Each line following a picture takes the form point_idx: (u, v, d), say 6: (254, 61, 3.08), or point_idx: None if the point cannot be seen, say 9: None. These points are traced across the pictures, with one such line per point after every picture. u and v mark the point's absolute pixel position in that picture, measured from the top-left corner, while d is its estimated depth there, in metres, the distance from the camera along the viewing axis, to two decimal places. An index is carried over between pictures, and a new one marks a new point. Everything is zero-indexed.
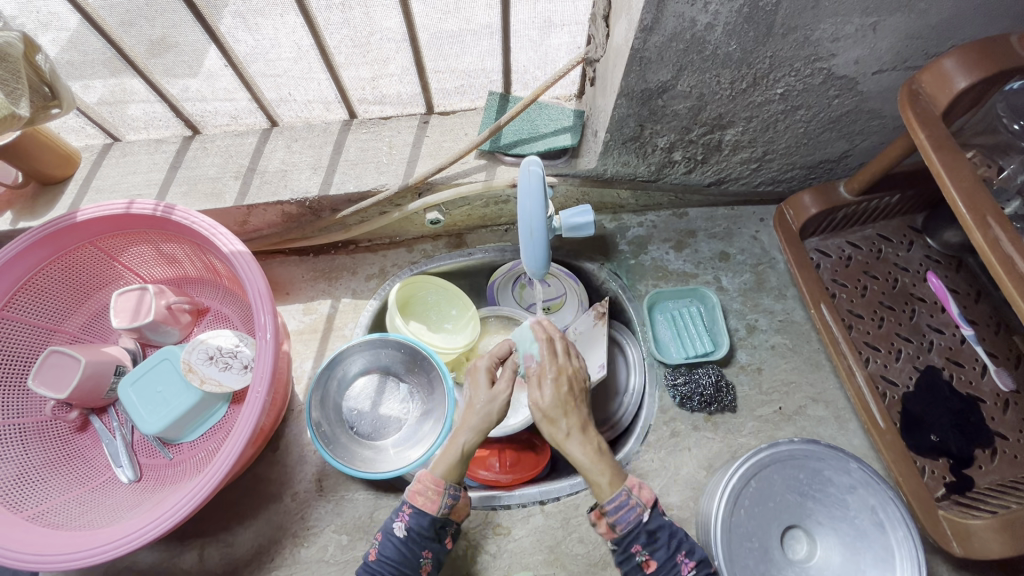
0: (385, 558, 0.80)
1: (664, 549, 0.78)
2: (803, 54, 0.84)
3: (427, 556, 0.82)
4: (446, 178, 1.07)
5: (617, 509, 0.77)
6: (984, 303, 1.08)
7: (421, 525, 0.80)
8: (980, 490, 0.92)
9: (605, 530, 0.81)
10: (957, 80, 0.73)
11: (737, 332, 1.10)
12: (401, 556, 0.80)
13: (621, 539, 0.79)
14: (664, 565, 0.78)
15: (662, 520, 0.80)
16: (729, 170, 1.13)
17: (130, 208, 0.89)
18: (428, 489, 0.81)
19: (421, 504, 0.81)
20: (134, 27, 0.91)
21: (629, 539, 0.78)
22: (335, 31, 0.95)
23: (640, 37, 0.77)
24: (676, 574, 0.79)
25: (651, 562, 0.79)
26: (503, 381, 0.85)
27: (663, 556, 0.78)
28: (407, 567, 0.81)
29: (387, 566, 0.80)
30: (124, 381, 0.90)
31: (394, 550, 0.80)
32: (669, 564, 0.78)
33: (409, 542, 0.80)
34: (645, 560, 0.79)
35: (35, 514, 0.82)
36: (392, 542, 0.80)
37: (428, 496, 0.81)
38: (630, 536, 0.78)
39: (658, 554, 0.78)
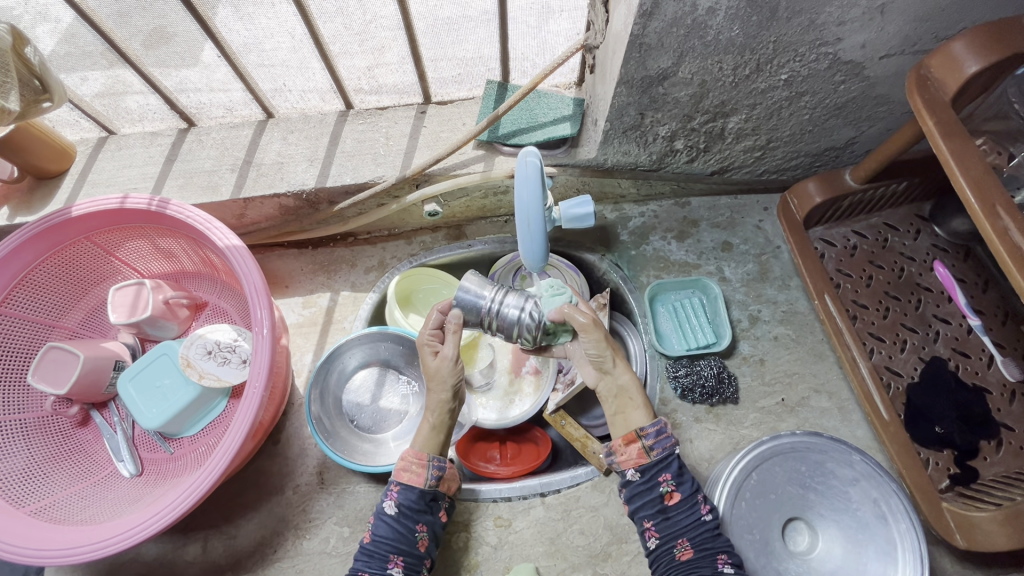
0: (380, 538, 0.81)
1: (689, 485, 0.83)
2: (808, 39, 0.81)
3: (422, 531, 0.82)
4: (443, 169, 1.06)
5: (657, 434, 0.84)
6: (992, 292, 1.06)
7: (409, 498, 0.83)
8: (985, 482, 0.91)
9: (630, 458, 0.85)
10: (967, 65, 0.71)
11: (739, 322, 1.09)
12: (395, 532, 0.81)
13: (650, 467, 0.84)
14: (687, 498, 0.82)
15: (684, 463, 0.86)
16: (732, 159, 1.11)
17: (124, 204, 0.89)
18: (412, 464, 0.85)
19: (407, 479, 0.84)
20: (128, 21, 0.90)
21: (659, 467, 0.84)
22: (328, 20, 0.93)
23: (639, 22, 0.75)
24: (694, 513, 0.82)
25: (675, 495, 0.83)
26: (446, 347, 0.89)
27: (687, 490, 0.83)
28: (404, 543, 0.80)
29: (385, 544, 0.80)
30: (123, 376, 0.90)
31: (388, 528, 0.81)
32: (690, 501, 0.83)
33: (400, 518, 0.82)
34: (670, 491, 0.83)
35: (38, 509, 0.83)
36: (384, 521, 0.82)
37: (413, 471, 0.84)
38: (661, 463, 0.84)
39: (683, 488, 0.83)
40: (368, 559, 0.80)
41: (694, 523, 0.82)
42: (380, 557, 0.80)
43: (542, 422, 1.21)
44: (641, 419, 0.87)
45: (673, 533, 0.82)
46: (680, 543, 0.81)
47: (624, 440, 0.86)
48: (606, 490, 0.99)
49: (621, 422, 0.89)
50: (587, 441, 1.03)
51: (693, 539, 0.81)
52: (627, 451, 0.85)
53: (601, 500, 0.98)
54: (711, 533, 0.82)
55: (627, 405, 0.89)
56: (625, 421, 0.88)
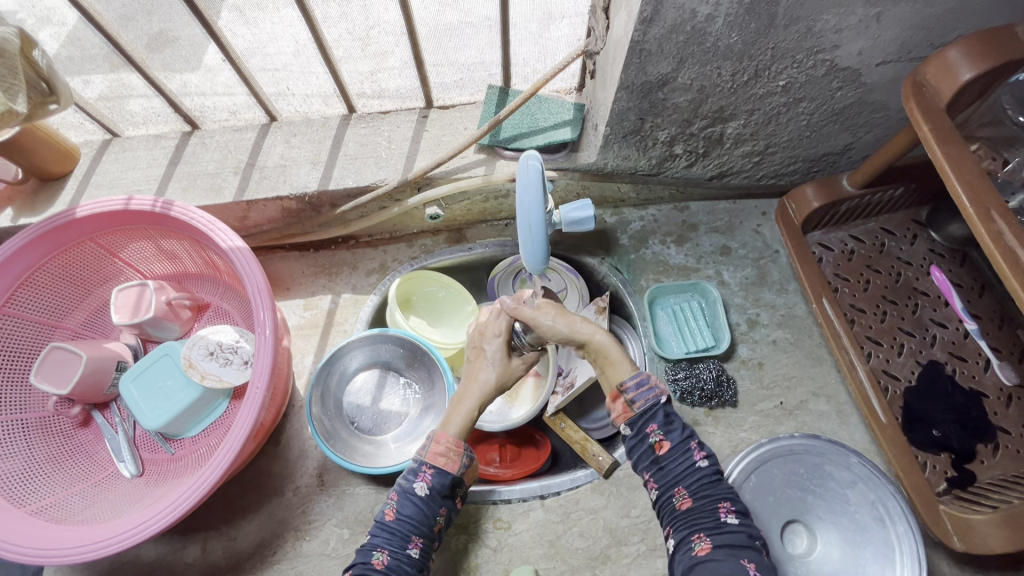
0: (404, 517, 0.79)
1: (678, 432, 0.81)
2: (805, 46, 0.83)
3: (442, 515, 0.82)
4: (445, 172, 1.07)
5: (637, 387, 0.82)
6: (988, 297, 1.07)
7: (442, 483, 0.82)
8: (982, 485, 0.92)
9: (619, 414, 0.84)
10: (961, 72, 0.73)
11: (738, 326, 1.10)
12: (421, 514, 0.80)
13: (637, 420, 0.82)
14: (678, 445, 0.81)
15: (673, 411, 0.84)
16: (731, 164, 1.12)
17: (129, 205, 0.89)
18: (449, 450, 0.84)
19: (443, 463, 0.83)
20: (133, 23, 0.94)
21: (645, 418, 0.82)
22: (334, 26, 0.98)
23: (639, 29, 0.77)
24: (688, 460, 0.81)
25: (665, 444, 0.81)
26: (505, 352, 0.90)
27: (677, 438, 0.81)
28: (426, 525, 0.80)
29: (409, 525, 0.79)
30: (125, 376, 0.91)
31: (414, 508, 0.80)
32: (682, 448, 0.81)
33: (429, 500, 0.81)
34: (659, 442, 0.81)
35: (39, 508, 0.83)
36: (412, 501, 0.80)
37: (449, 456, 0.84)
38: (648, 415, 0.82)
39: (672, 435, 0.81)
40: (388, 536, 0.79)
41: (688, 471, 0.80)
42: (401, 535, 0.79)
43: (541, 425, 1.22)
44: (620, 371, 0.85)
45: (669, 482, 0.81)
46: (678, 491, 0.80)
47: (611, 397, 0.85)
48: (605, 492, 0.99)
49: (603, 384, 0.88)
50: (586, 444, 1.04)
51: (691, 487, 0.80)
52: (614, 407, 0.85)
53: (601, 503, 0.99)
54: (709, 480, 0.80)
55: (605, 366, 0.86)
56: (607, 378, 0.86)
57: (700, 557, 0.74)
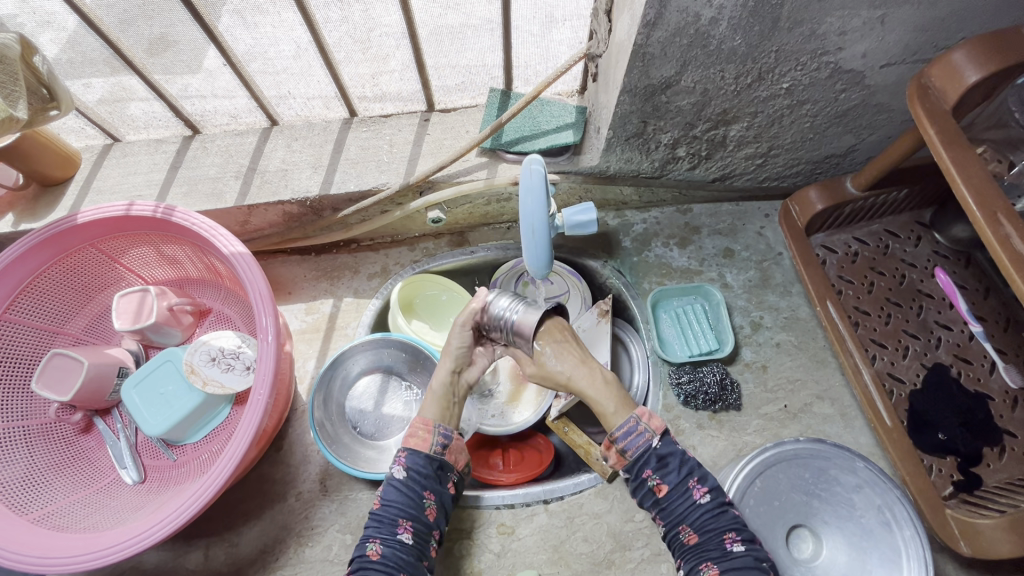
0: (389, 503, 0.81)
1: (675, 473, 0.82)
2: (809, 48, 0.82)
3: (430, 499, 0.83)
4: (447, 176, 1.06)
5: (626, 435, 0.84)
6: (993, 298, 1.06)
7: (417, 463, 0.84)
8: (988, 489, 0.91)
9: (614, 460, 0.86)
10: (967, 74, 0.72)
11: (742, 329, 1.09)
12: (404, 496, 0.82)
13: (632, 466, 0.84)
14: (676, 487, 0.82)
15: (667, 446, 0.85)
16: (734, 166, 1.11)
17: (130, 210, 0.89)
18: (420, 430, 0.87)
19: (414, 444, 0.86)
20: (132, 27, 0.90)
21: (641, 463, 0.84)
22: (334, 28, 0.94)
23: (643, 32, 0.76)
24: (688, 498, 0.82)
25: (663, 487, 0.82)
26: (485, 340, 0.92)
27: (674, 479, 0.82)
28: (413, 508, 0.81)
29: (393, 508, 0.81)
30: (127, 383, 0.90)
31: (397, 492, 0.82)
32: (681, 486, 0.82)
33: (410, 482, 0.83)
34: (657, 485, 0.83)
35: (40, 516, 0.83)
36: (393, 486, 0.82)
37: (420, 436, 0.87)
38: (641, 460, 0.84)
39: (668, 478, 0.82)
40: (378, 525, 0.80)
41: (690, 507, 0.81)
42: (389, 522, 0.80)
43: (544, 429, 1.22)
44: (616, 412, 0.87)
45: (674, 520, 0.82)
46: (684, 529, 0.81)
47: (604, 445, 0.87)
48: (608, 497, 0.99)
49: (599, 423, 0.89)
50: (590, 448, 1.05)
51: (694, 523, 0.80)
52: (609, 455, 0.87)
53: (605, 507, 0.98)
54: (711, 513, 0.81)
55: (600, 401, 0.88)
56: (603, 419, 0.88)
57: None
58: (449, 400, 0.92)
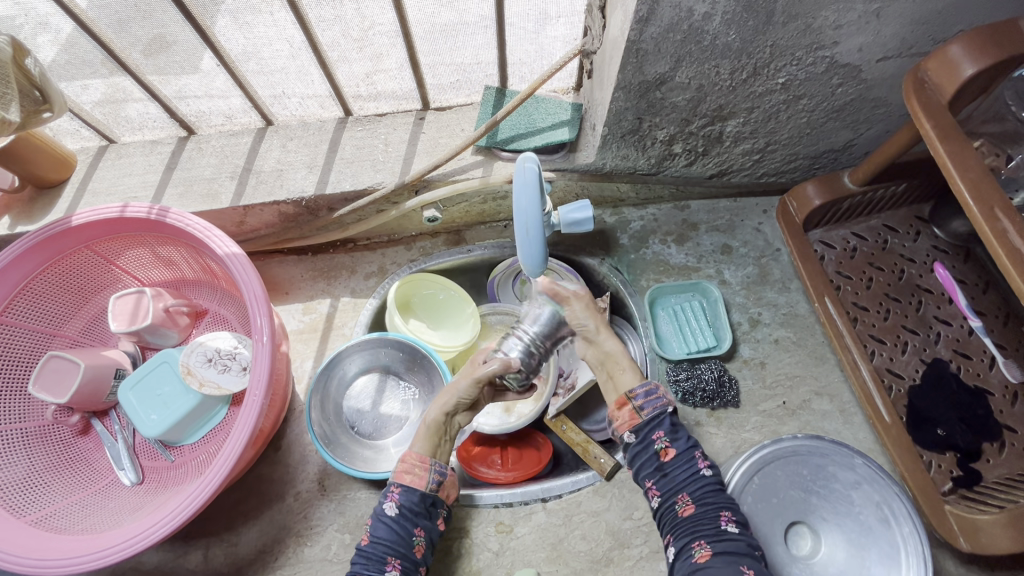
0: (378, 540, 0.82)
1: (684, 441, 0.85)
2: (805, 43, 0.82)
3: (419, 536, 0.83)
4: (443, 174, 1.06)
5: (646, 394, 0.87)
6: (993, 293, 1.06)
7: (410, 500, 0.84)
8: (987, 485, 0.91)
9: (624, 422, 0.87)
10: (964, 68, 0.71)
11: (740, 326, 1.09)
12: (394, 534, 0.82)
13: (643, 426, 0.86)
14: (683, 454, 0.84)
15: (677, 422, 0.88)
16: (731, 162, 1.11)
17: (124, 212, 0.89)
18: (415, 467, 0.86)
19: (409, 481, 0.86)
20: (127, 30, 0.90)
21: (652, 425, 0.86)
22: (327, 28, 0.94)
23: (635, 28, 0.76)
24: (692, 468, 0.83)
25: (670, 451, 0.84)
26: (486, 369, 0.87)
27: (683, 447, 0.84)
28: (402, 546, 0.82)
29: (382, 547, 0.81)
30: (124, 385, 0.90)
31: (386, 529, 0.82)
32: (687, 456, 0.84)
33: (399, 519, 0.83)
34: (664, 448, 0.84)
35: (39, 518, 0.83)
36: (383, 523, 0.83)
37: (415, 473, 0.86)
38: (653, 422, 0.86)
39: (677, 444, 0.84)
40: (366, 562, 0.81)
41: (692, 478, 0.83)
42: (377, 559, 0.80)
43: (542, 427, 1.22)
44: (630, 381, 0.89)
45: (673, 489, 0.83)
46: (681, 498, 0.82)
47: (617, 404, 0.88)
48: (606, 495, 0.99)
49: (612, 388, 0.91)
50: (588, 446, 1.04)
51: (694, 493, 0.82)
52: (619, 415, 0.88)
53: (603, 505, 0.98)
54: (712, 488, 0.83)
55: (615, 369, 0.90)
56: (615, 385, 0.90)
57: (699, 564, 0.76)
58: (441, 435, 0.90)
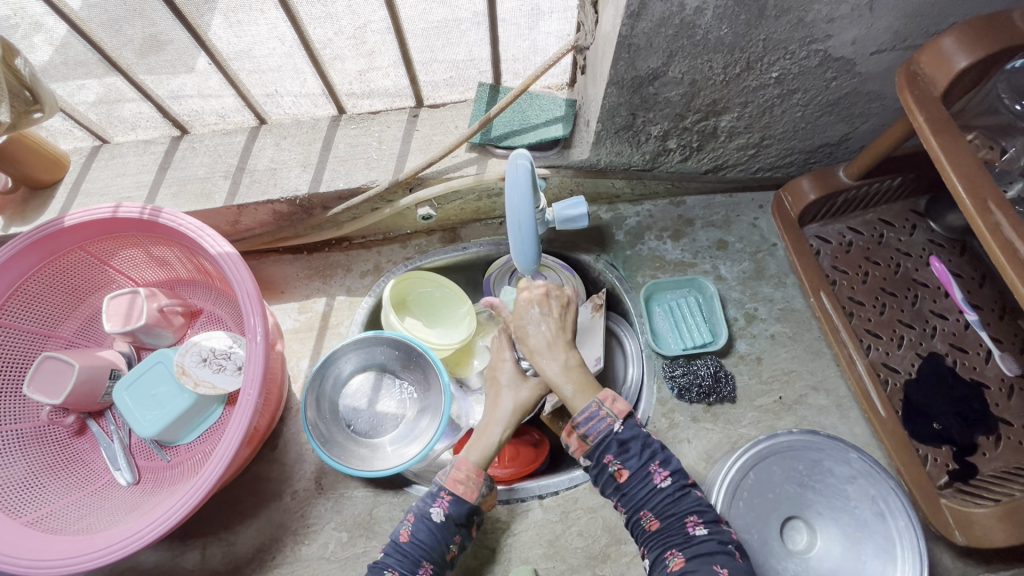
0: (417, 542, 0.80)
1: (635, 458, 0.80)
2: (797, 37, 0.81)
3: (456, 543, 0.82)
4: (437, 171, 1.06)
5: (588, 420, 0.81)
6: (989, 287, 1.05)
7: (460, 512, 0.82)
8: (983, 478, 0.91)
9: (577, 447, 0.83)
10: (957, 60, 0.71)
11: (736, 321, 1.09)
12: (434, 540, 0.80)
13: (593, 451, 0.81)
14: (637, 473, 0.80)
15: (632, 434, 0.82)
16: (726, 157, 1.10)
17: (117, 212, 0.89)
18: (469, 478, 0.84)
19: (462, 491, 0.83)
20: (119, 30, 0.90)
21: (601, 449, 0.81)
22: (318, 26, 0.93)
23: (627, 23, 0.75)
24: (649, 484, 0.80)
25: (624, 472, 0.80)
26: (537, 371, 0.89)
27: (635, 464, 0.80)
28: (436, 551, 0.80)
29: (420, 550, 0.80)
30: (118, 385, 0.90)
31: (429, 535, 0.80)
32: (641, 473, 0.80)
33: (444, 528, 0.81)
34: (617, 470, 0.80)
35: (35, 519, 0.83)
36: (427, 527, 0.81)
37: (469, 484, 0.84)
38: (602, 445, 0.81)
39: (630, 463, 0.80)
40: (400, 559, 0.79)
41: (651, 494, 0.80)
42: (412, 560, 0.79)
43: (540, 424, 1.22)
44: (578, 402, 0.84)
45: (634, 507, 0.80)
46: (645, 515, 0.80)
47: (565, 431, 0.84)
48: None
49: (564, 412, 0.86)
50: None
51: (656, 509, 0.79)
52: (570, 441, 0.84)
53: (600, 501, 0.98)
54: (671, 497, 0.80)
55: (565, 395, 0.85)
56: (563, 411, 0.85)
57: (675, 573, 0.75)
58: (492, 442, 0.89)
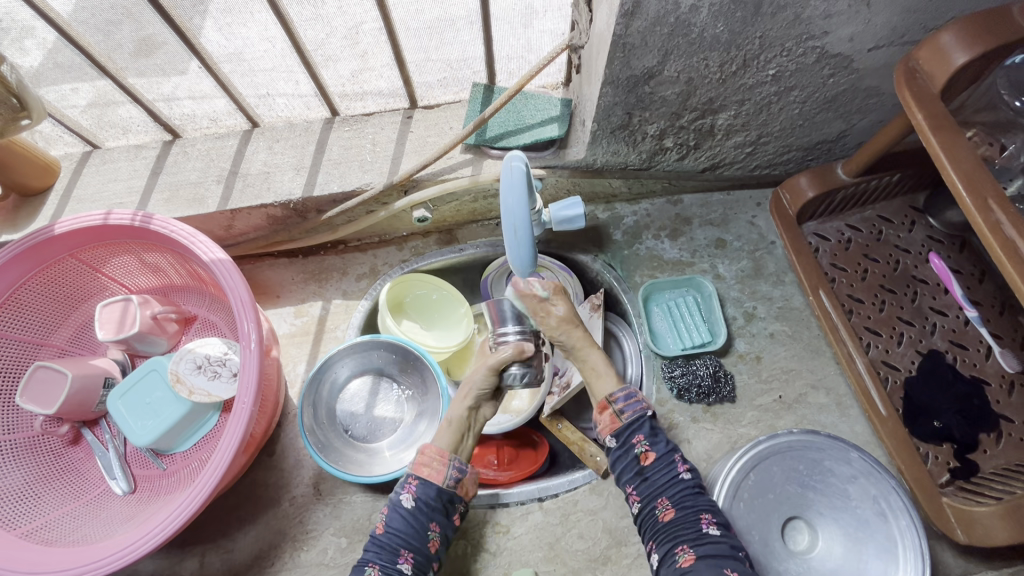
0: (393, 531, 0.81)
1: (663, 443, 0.85)
2: (795, 33, 0.80)
3: (435, 531, 0.82)
4: (431, 174, 1.05)
5: (625, 397, 0.89)
6: (989, 283, 1.05)
7: (427, 494, 0.84)
8: (985, 475, 0.90)
9: (605, 425, 0.89)
10: (955, 56, 0.70)
11: (735, 320, 1.08)
12: (409, 527, 0.81)
13: (623, 431, 0.87)
14: (662, 458, 0.84)
15: (658, 425, 0.88)
16: (723, 155, 1.09)
17: (107, 219, 0.88)
18: (434, 460, 0.87)
19: (427, 474, 0.85)
20: (111, 37, 0.92)
21: (631, 429, 0.87)
22: (307, 26, 0.93)
23: (621, 22, 0.74)
24: (671, 472, 0.83)
25: (650, 455, 0.84)
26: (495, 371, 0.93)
27: (662, 450, 0.85)
28: (416, 539, 0.81)
29: (397, 538, 0.81)
30: (112, 394, 0.90)
31: (403, 521, 0.82)
32: (666, 460, 0.84)
33: (417, 513, 0.82)
34: (645, 452, 0.85)
35: (29, 531, 0.82)
36: (399, 514, 0.82)
37: (434, 466, 0.86)
38: (634, 425, 0.87)
39: (656, 447, 0.85)
40: (379, 550, 0.80)
41: (672, 482, 0.83)
42: (391, 550, 0.80)
43: (539, 426, 1.22)
44: (608, 386, 0.92)
45: (652, 494, 0.83)
46: (661, 503, 0.82)
47: (599, 408, 0.90)
48: (603, 493, 0.98)
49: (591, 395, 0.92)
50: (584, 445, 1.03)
51: (673, 498, 0.82)
52: (601, 419, 0.89)
53: (600, 503, 0.98)
54: (691, 491, 0.82)
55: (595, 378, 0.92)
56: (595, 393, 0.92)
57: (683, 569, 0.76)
58: (463, 430, 0.91)
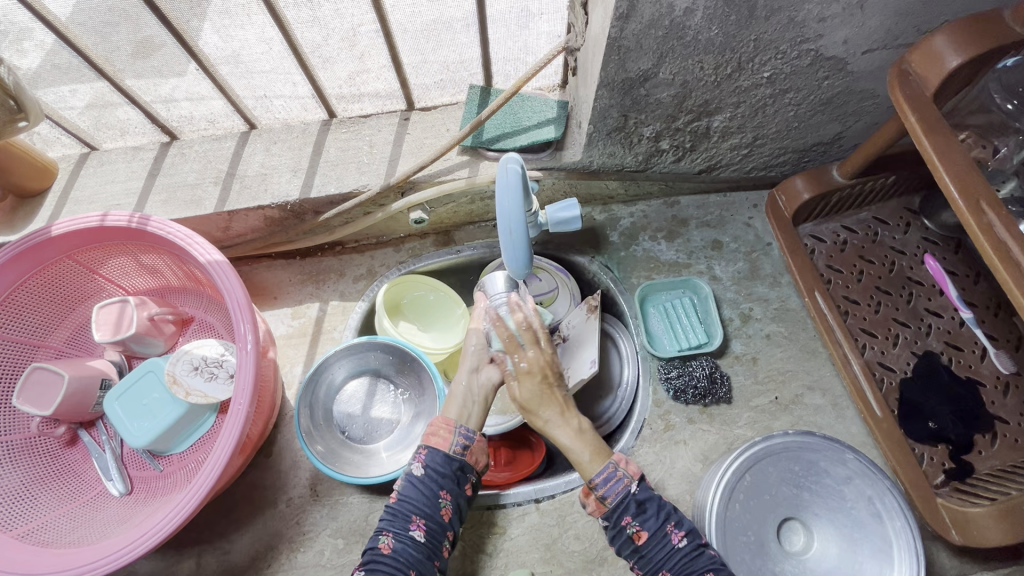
0: (405, 498, 0.81)
1: (653, 519, 0.80)
2: (789, 36, 0.81)
3: (446, 500, 0.82)
4: (429, 175, 1.05)
5: (605, 481, 0.80)
6: (984, 284, 1.05)
7: (437, 462, 0.84)
8: (980, 476, 0.91)
9: (594, 508, 0.83)
10: (948, 59, 0.71)
11: (731, 322, 1.08)
12: (421, 494, 0.81)
13: (612, 513, 0.81)
14: (655, 534, 0.79)
15: (646, 492, 0.82)
16: (719, 157, 1.10)
17: (104, 221, 0.88)
18: (441, 429, 0.86)
19: (436, 442, 0.85)
20: (108, 39, 0.91)
21: (619, 512, 0.80)
22: (304, 29, 0.93)
23: (616, 25, 0.75)
24: (666, 544, 0.79)
25: (643, 534, 0.79)
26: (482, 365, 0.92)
27: (654, 525, 0.80)
28: (428, 506, 0.81)
29: (409, 505, 0.81)
30: (109, 395, 0.90)
31: (415, 489, 0.82)
32: (660, 534, 0.79)
33: (427, 480, 0.82)
34: (636, 532, 0.80)
35: (25, 532, 0.82)
36: (412, 484, 0.82)
37: (442, 435, 0.86)
38: (620, 506, 0.80)
39: (648, 525, 0.79)
40: (392, 518, 0.80)
41: (669, 553, 0.79)
42: (404, 517, 0.80)
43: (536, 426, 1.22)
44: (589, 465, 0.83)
45: (653, 569, 0.79)
46: None
47: (584, 492, 0.84)
48: None
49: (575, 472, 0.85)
50: None
51: (674, 570, 0.78)
52: (588, 502, 0.83)
53: None
54: (690, 556, 0.79)
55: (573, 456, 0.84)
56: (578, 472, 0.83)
57: None
58: (468, 398, 0.90)
